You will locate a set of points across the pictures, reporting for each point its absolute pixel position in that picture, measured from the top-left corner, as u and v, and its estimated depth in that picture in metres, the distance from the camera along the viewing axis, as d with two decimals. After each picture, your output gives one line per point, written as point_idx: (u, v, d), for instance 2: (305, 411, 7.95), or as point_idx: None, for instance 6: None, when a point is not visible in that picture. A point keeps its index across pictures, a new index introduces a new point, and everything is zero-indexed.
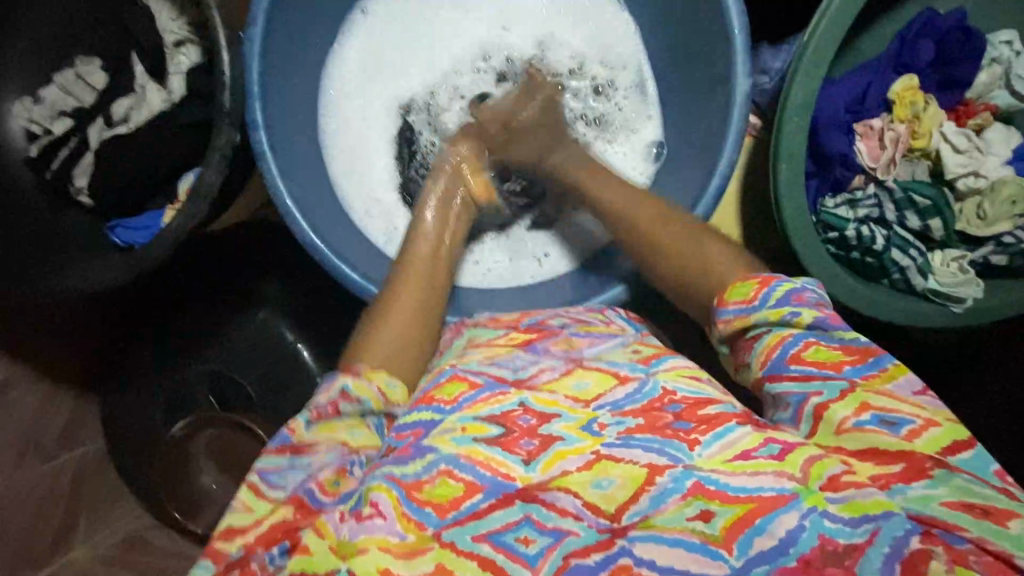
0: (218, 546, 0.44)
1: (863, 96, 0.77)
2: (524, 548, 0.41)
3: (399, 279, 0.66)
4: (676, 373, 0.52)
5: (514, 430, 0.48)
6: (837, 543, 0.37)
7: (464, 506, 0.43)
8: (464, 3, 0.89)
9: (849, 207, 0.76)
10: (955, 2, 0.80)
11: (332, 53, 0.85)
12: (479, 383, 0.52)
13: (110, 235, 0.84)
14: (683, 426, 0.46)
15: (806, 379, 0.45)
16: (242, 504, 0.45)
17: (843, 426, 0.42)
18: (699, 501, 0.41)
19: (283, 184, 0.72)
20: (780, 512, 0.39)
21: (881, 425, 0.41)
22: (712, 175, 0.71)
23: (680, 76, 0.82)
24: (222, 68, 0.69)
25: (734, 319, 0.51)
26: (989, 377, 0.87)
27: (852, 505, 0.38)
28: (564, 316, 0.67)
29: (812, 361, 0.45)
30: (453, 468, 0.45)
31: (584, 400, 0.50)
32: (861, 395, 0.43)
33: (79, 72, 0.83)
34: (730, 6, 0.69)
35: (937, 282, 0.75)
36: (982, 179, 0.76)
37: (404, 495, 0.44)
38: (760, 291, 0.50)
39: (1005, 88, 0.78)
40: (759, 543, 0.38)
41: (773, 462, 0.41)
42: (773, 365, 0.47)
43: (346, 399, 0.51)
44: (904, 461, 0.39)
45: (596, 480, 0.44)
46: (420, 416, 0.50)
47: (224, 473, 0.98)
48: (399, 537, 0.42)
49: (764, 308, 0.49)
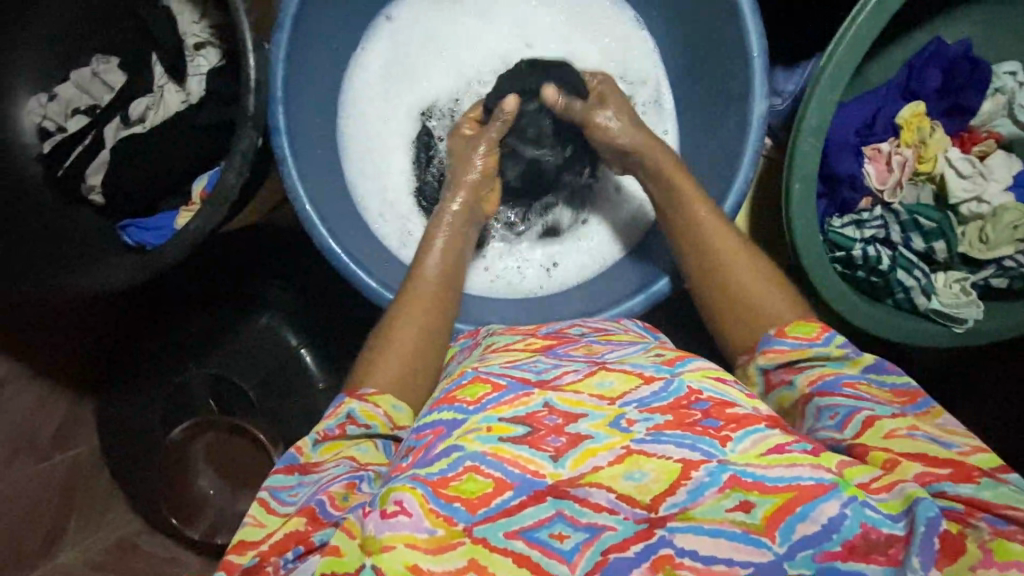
0: (234, 559, 0.47)
1: (872, 120, 0.79)
2: (559, 544, 0.42)
3: (406, 293, 0.67)
4: (701, 373, 0.51)
5: (540, 429, 0.46)
6: (880, 533, 0.40)
7: (496, 502, 0.43)
8: (489, 14, 0.90)
9: (857, 227, 0.78)
10: (961, 32, 0.83)
11: (355, 56, 0.86)
12: (502, 385, 0.51)
13: (122, 235, 0.82)
14: (712, 424, 0.46)
15: (858, 399, 0.49)
16: (254, 520, 0.49)
17: (894, 433, 0.46)
18: (737, 492, 0.41)
19: (302, 188, 0.73)
20: (821, 501, 0.40)
21: (932, 440, 0.46)
22: (727, 191, 0.73)
23: (695, 95, 0.84)
24: (247, 69, 0.69)
25: (791, 350, 0.55)
26: (988, 390, 0.90)
27: (891, 504, 0.41)
28: (582, 326, 0.67)
29: (867, 391, 0.50)
30: (481, 464, 0.44)
31: (609, 398, 0.49)
32: (911, 418, 0.47)
33: (96, 71, 0.82)
34: (749, 29, 0.71)
35: (939, 303, 0.77)
36: (985, 205, 0.78)
37: (431, 492, 0.43)
38: (822, 333, 0.55)
39: (1007, 117, 0.81)
40: (802, 528, 0.40)
41: (808, 456, 0.43)
42: (827, 384, 0.52)
43: (352, 423, 0.55)
44: (953, 467, 0.43)
45: (628, 472, 0.43)
46: (441, 416, 0.49)
47: (223, 478, 0.95)
48: (427, 532, 0.42)
49: (827, 344, 0.54)
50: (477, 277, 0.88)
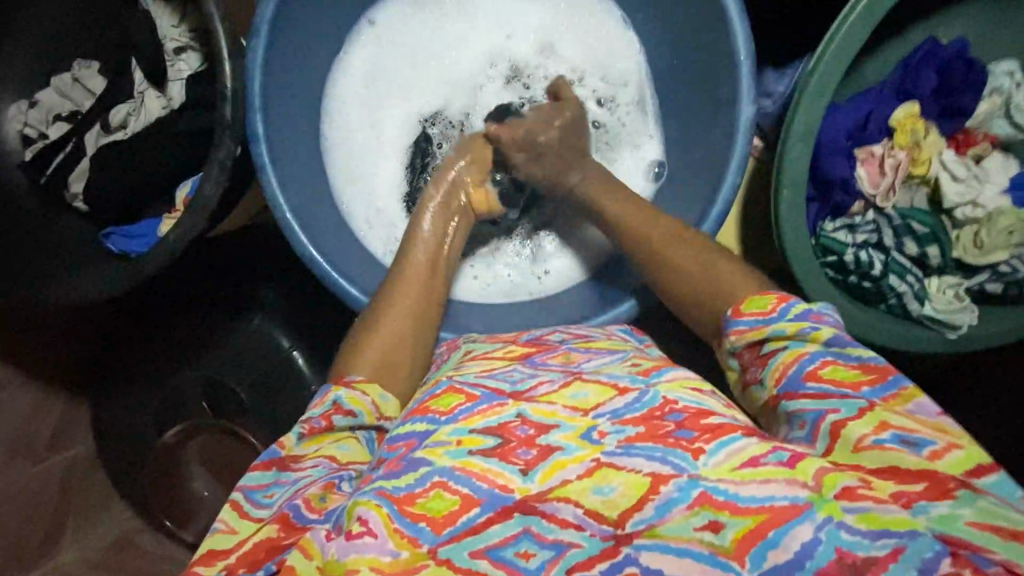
0: (201, 570, 0.45)
1: (865, 121, 0.77)
2: (524, 563, 0.41)
3: (397, 276, 0.67)
4: (678, 383, 0.51)
5: (511, 440, 0.46)
6: (856, 556, 0.38)
7: (461, 520, 0.42)
8: (474, 18, 0.89)
9: (849, 232, 0.77)
10: (958, 31, 0.81)
11: (338, 61, 0.85)
12: (476, 395, 0.50)
13: (106, 242, 0.81)
14: (685, 435, 0.45)
15: (822, 397, 0.46)
16: (226, 525, 0.47)
17: (862, 443, 0.43)
18: (706, 510, 0.41)
19: (282, 196, 0.72)
20: (794, 524, 0.39)
21: (901, 444, 0.42)
22: (715, 198, 0.72)
23: (682, 96, 0.82)
24: (224, 78, 0.68)
25: (750, 330, 0.53)
26: (984, 394, 0.89)
27: (870, 517, 0.39)
28: (563, 333, 0.67)
29: (830, 380, 0.46)
30: (448, 480, 0.44)
31: (582, 409, 0.48)
32: (880, 414, 0.43)
33: (77, 76, 0.82)
34: (737, 33, 0.69)
35: (933, 308, 0.76)
36: (980, 209, 0.77)
37: (395, 511, 0.42)
38: (777, 305, 0.52)
39: (1005, 117, 0.79)
40: (774, 556, 0.39)
41: (783, 469, 0.42)
42: (790, 382, 0.48)
43: (338, 413, 0.54)
44: (927, 481, 0.40)
45: (596, 487, 0.43)
46: (414, 428, 0.49)
47: (215, 478, 0.98)
48: (391, 555, 0.41)
49: (782, 320, 0.51)
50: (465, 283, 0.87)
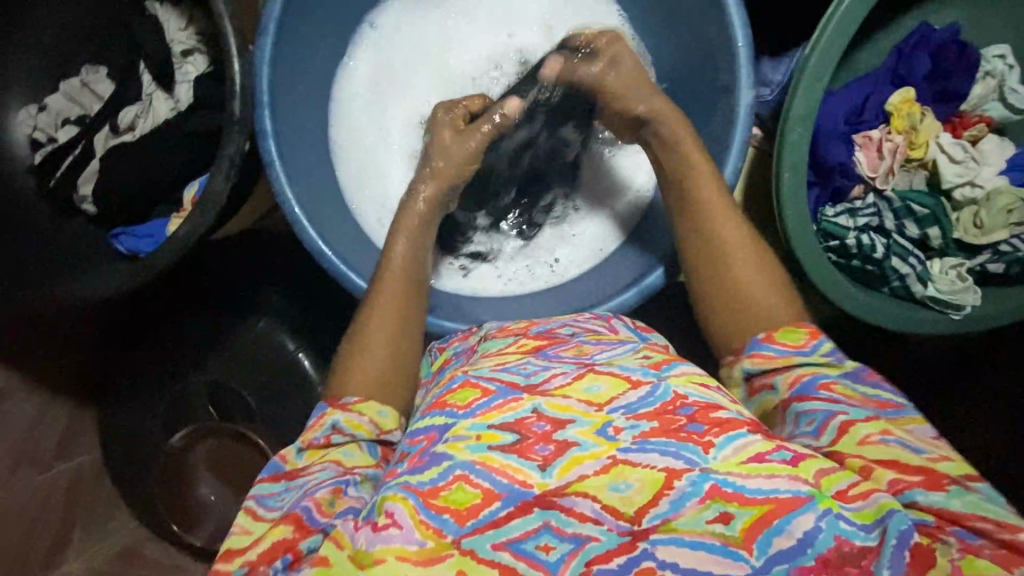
0: (221, 567, 0.46)
1: (862, 107, 0.79)
2: (545, 555, 0.40)
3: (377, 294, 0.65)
4: (686, 378, 0.49)
5: (528, 437, 0.45)
6: (853, 545, 0.39)
7: (484, 513, 0.42)
8: (472, 16, 0.91)
9: (850, 216, 0.78)
10: (948, 18, 0.84)
11: (343, 64, 0.87)
12: (492, 389, 0.48)
13: (115, 243, 0.83)
14: (696, 429, 0.44)
15: (834, 402, 0.48)
16: (241, 527, 0.47)
17: (867, 439, 0.45)
18: (717, 503, 0.40)
19: (291, 190, 0.73)
20: (798, 513, 0.39)
21: (904, 445, 0.44)
22: (717, 181, 0.72)
23: (682, 87, 0.84)
24: (232, 75, 0.69)
25: (777, 356, 0.53)
26: (981, 377, 0.92)
27: (865, 513, 0.40)
28: (573, 325, 0.65)
29: (843, 393, 0.48)
30: (470, 474, 0.43)
31: (597, 403, 0.47)
32: (886, 423, 0.46)
33: (86, 81, 0.84)
34: (733, 20, 0.71)
35: (936, 289, 0.77)
36: (977, 188, 0.79)
37: (421, 503, 0.42)
38: (810, 341, 0.53)
39: (998, 100, 0.82)
40: (779, 542, 0.39)
41: (787, 467, 0.41)
42: (805, 388, 0.50)
43: (338, 433, 0.53)
44: (924, 474, 0.42)
45: (613, 483, 0.42)
46: (433, 420, 0.48)
47: (223, 483, 0.94)
48: (418, 544, 0.41)
49: (812, 354, 0.52)
50: (483, 282, 0.88)
